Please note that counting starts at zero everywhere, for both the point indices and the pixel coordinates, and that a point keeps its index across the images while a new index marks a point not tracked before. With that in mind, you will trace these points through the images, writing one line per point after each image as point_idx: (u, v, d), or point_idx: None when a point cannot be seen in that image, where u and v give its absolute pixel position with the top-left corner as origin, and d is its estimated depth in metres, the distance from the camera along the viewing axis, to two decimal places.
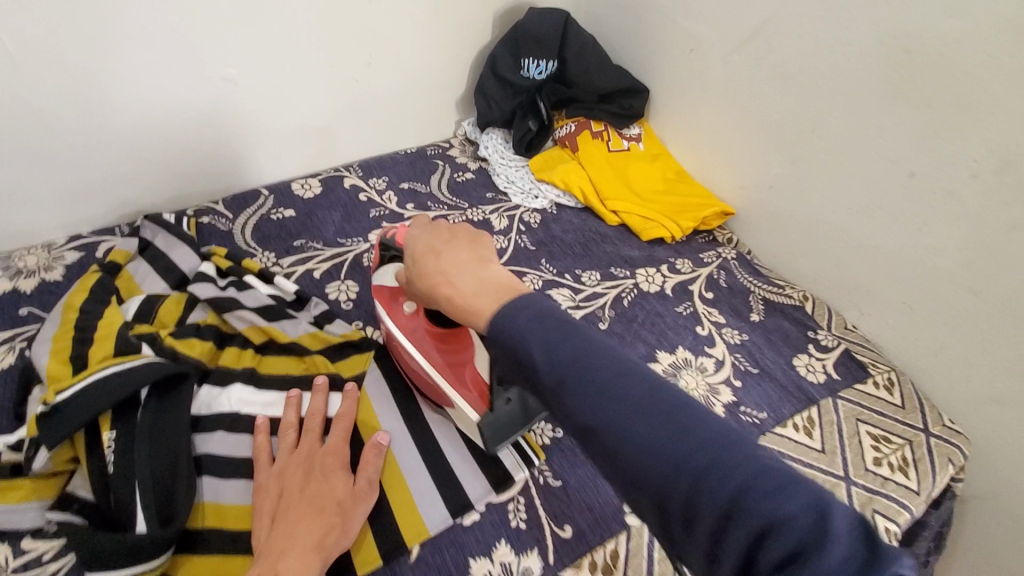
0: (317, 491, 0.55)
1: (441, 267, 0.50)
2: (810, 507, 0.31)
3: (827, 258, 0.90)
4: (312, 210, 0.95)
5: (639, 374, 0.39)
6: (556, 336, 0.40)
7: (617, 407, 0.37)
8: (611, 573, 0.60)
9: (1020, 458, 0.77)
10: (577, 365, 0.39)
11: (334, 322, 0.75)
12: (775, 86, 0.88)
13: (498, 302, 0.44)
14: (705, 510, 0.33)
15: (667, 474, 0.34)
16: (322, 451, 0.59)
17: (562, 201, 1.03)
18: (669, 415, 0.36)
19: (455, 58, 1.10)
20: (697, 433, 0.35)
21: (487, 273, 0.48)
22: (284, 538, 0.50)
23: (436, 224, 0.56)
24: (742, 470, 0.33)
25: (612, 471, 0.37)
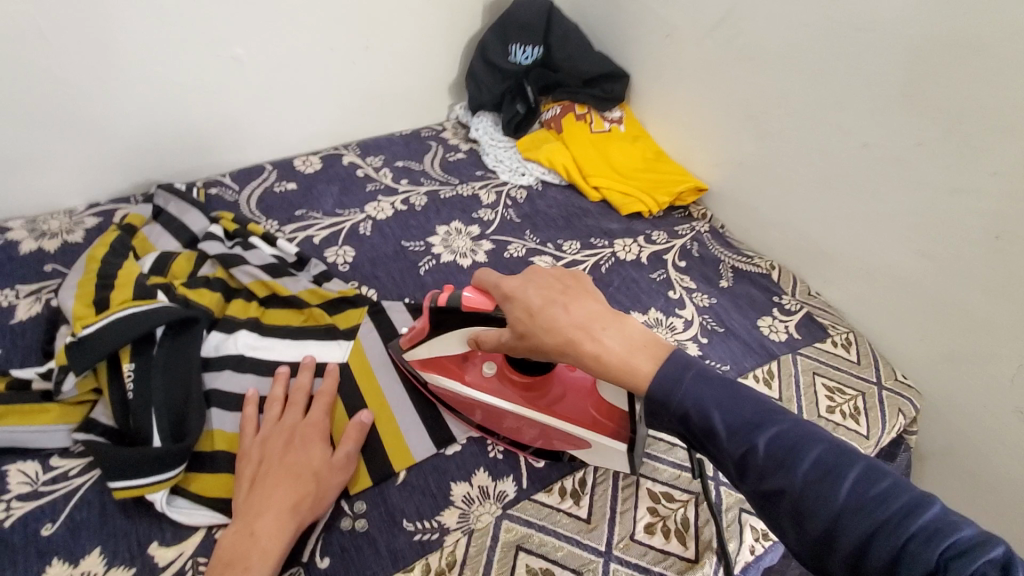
0: (295, 461, 0.58)
1: (576, 320, 0.54)
2: (995, 561, 0.36)
3: (792, 228, 0.97)
4: (312, 184, 1.02)
5: (825, 444, 0.44)
6: (738, 408, 0.48)
7: (802, 473, 0.43)
8: (580, 497, 0.65)
9: (967, 408, 0.83)
10: (759, 432, 0.46)
11: (332, 281, 0.82)
12: (743, 67, 0.95)
13: (657, 360, 0.51)
14: (905, 569, 0.37)
15: (857, 532, 0.40)
16: (304, 426, 0.62)
17: (547, 178, 1.10)
18: (853, 479, 0.42)
19: (448, 45, 1.17)
20: (880, 497, 0.40)
21: (626, 328, 0.53)
22: (261, 502, 0.55)
23: (539, 279, 0.59)
24: (929, 528, 0.38)
25: (799, 530, 0.43)
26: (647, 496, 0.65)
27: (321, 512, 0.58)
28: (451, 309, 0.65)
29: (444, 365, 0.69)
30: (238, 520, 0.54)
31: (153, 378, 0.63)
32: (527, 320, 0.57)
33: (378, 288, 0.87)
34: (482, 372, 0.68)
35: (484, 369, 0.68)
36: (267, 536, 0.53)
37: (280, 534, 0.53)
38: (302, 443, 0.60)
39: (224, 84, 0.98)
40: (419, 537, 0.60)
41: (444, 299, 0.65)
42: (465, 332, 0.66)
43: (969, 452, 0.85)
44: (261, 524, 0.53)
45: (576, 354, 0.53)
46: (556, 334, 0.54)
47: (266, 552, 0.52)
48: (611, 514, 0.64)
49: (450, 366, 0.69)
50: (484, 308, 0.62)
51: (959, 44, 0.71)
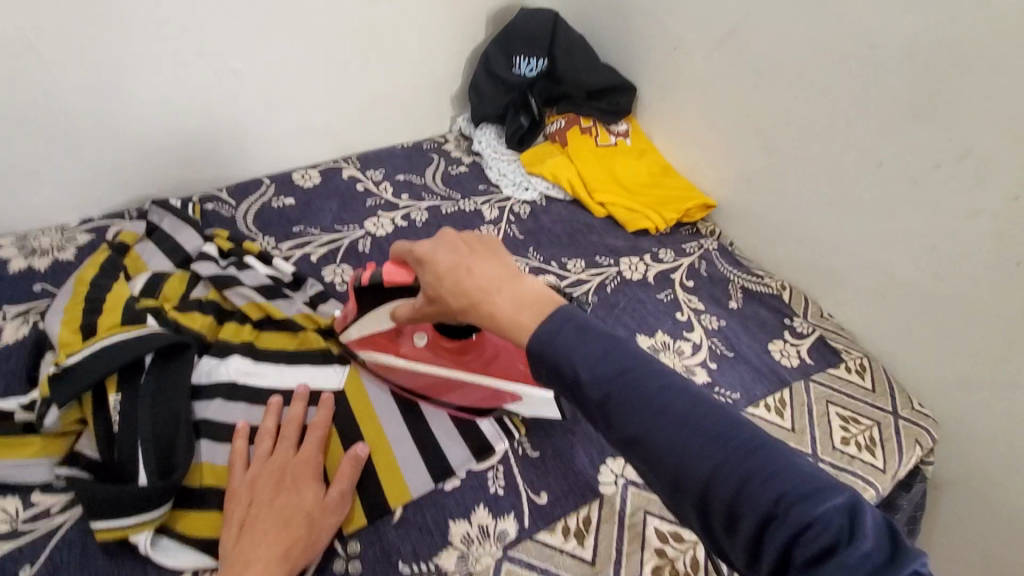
0: (286, 502, 0.55)
1: (476, 282, 0.52)
2: (835, 508, 0.36)
3: (804, 248, 0.94)
4: (311, 199, 1.00)
5: (684, 391, 0.43)
6: (603, 354, 0.44)
7: (661, 421, 0.41)
8: (584, 538, 0.62)
9: (988, 439, 0.79)
10: (620, 376, 0.43)
11: (328, 303, 0.79)
12: (753, 81, 0.92)
13: (539, 317, 0.47)
14: (746, 514, 0.37)
15: (707, 478, 0.39)
16: (296, 461, 0.59)
17: (551, 193, 1.07)
18: (709, 427, 0.40)
19: (450, 56, 1.14)
20: (732, 442, 0.40)
21: (521, 288, 0.51)
22: (250, 549, 0.51)
23: (449, 239, 0.58)
24: (774, 473, 0.38)
25: (653, 473, 0.42)
26: (655, 536, 0.62)
27: (313, 556, 0.55)
28: (372, 287, 0.66)
29: (377, 342, 0.71)
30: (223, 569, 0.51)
31: (140, 409, 0.61)
32: (435, 284, 0.56)
33: None
34: (416, 343, 0.70)
35: (416, 340, 0.70)
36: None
37: None
38: (294, 481, 0.57)
39: (220, 96, 0.96)
40: None
41: (365, 279, 0.66)
42: (386, 307, 0.67)
43: (989, 484, 0.81)
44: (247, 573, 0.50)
45: (476, 316, 0.52)
46: (459, 296, 0.53)
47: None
48: (616, 556, 0.61)
49: (384, 341, 0.71)
50: (405, 282, 0.64)
51: (981, 62, 0.68)
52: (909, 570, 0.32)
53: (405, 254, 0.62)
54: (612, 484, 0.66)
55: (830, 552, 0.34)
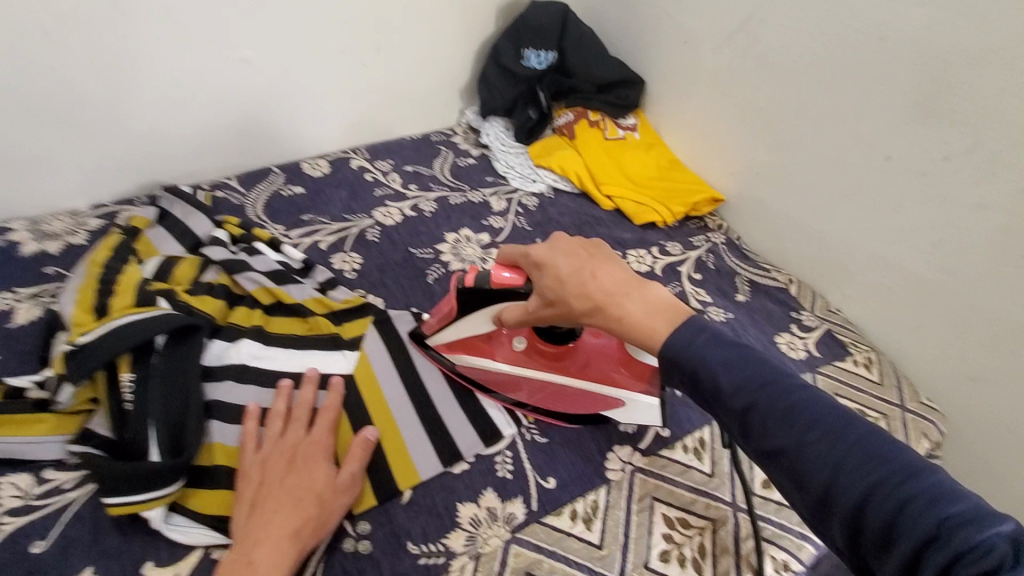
0: (297, 483, 0.56)
1: (603, 287, 0.53)
2: (1005, 535, 0.33)
3: (811, 242, 0.94)
4: (320, 188, 1.00)
5: (830, 406, 0.42)
6: (743, 365, 0.45)
7: (805, 433, 0.40)
8: (591, 522, 0.62)
9: (996, 432, 0.79)
10: (760, 388, 0.43)
11: (338, 289, 0.79)
12: (762, 75, 0.93)
13: (672, 325, 0.49)
14: (902, 534, 0.35)
15: (856, 492, 0.37)
16: (308, 443, 0.60)
17: (559, 186, 1.08)
18: (860, 443, 0.39)
19: (460, 48, 1.15)
20: (886, 459, 0.38)
21: (650, 295, 0.52)
22: (261, 528, 0.52)
23: (565, 244, 0.58)
24: (935, 495, 0.35)
25: (795, 486, 0.41)
26: (663, 521, 0.63)
27: (325, 536, 0.56)
28: (478, 291, 0.64)
29: (472, 347, 0.71)
30: (236, 547, 0.52)
31: (151, 388, 0.61)
32: (553, 287, 0.56)
33: (385, 296, 0.84)
34: (512, 348, 0.71)
35: (514, 345, 0.71)
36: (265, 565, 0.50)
37: (281, 563, 0.51)
38: (305, 462, 0.58)
39: (231, 85, 0.96)
40: (424, 561, 0.57)
41: (470, 281, 0.65)
42: (491, 310, 0.66)
43: (995, 479, 0.81)
44: (259, 552, 0.51)
45: (602, 320, 0.53)
46: (582, 300, 0.54)
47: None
48: (624, 539, 0.61)
49: (480, 346, 0.71)
50: (515, 284, 0.62)
51: (990, 54, 0.69)
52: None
53: (518, 257, 0.61)
54: (620, 470, 0.66)
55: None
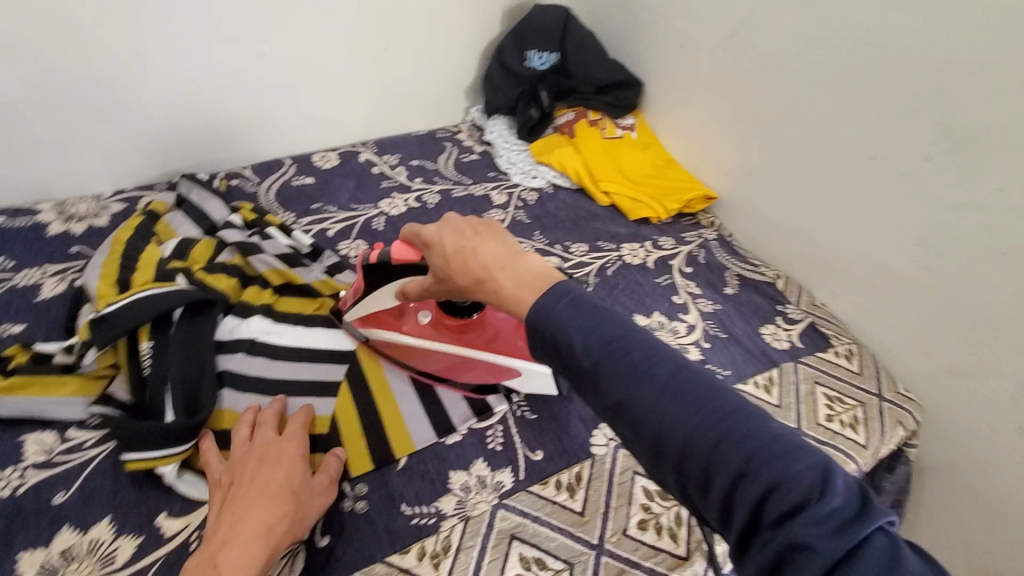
0: (268, 479, 0.55)
1: (484, 260, 0.53)
2: (814, 469, 0.36)
3: (798, 239, 0.98)
4: (329, 179, 1.06)
5: (670, 356, 0.43)
6: (592, 322, 0.45)
7: (642, 382, 0.42)
8: (575, 492, 0.66)
9: (971, 424, 0.82)
10: (612, 348, 0.43)
11: (344, 273, 0.85)
12: (753, 77, 0.97)
13: (538, 294, 0.48)
14: (718, 476, 0.37)
15: (684, 441, 0.39)
16: (280, 445, 0.59)
17: (558, 182, 1.12)
18: (697, 392, 0.40)
19: (467, 48, 1.20)
20: (714, 405, 0.40)
21: (526, 267, 0.51)
22: (226, 529, 0.51)
23: (456, 222, 0.58)
24: (747, 435, 0.38)
25: (636, 438, 0.42)
26: (642, 493, 0.66)
27: (298, 535, 0.54)
28: (381, 267, 0.68)
29: (380, 319, 0.75)
30: (203, 550, 0.50)
31: (169, 356, 0.66)
32: (442, 261, 0.57)
33: None
34: (418, 321, 0.76)
35: (419, 318, 0.76)
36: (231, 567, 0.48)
37: (246, 565, 0.49)
38: (274, 461, 0.57)
39: (247, 80, 1.02)
40: (417, 521, 0.61)
41: (373, 259, 0.68)
42: (394, 286, 0.69)
43: (973, 470, 0.84)
44: (224, 553, 0.49)
45: (481, 292, 0.53)
46: (466, 274, 0.54)
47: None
48: (604, 508, 0.65)
49: (387, 319, 0.75)
50: (410, 259, 0.65)
51: (968, 58, 0.72)
52: (874, 525, 0.33)
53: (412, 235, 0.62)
54: (604, 446, 0.70)
55: (798, 510, 0.34)
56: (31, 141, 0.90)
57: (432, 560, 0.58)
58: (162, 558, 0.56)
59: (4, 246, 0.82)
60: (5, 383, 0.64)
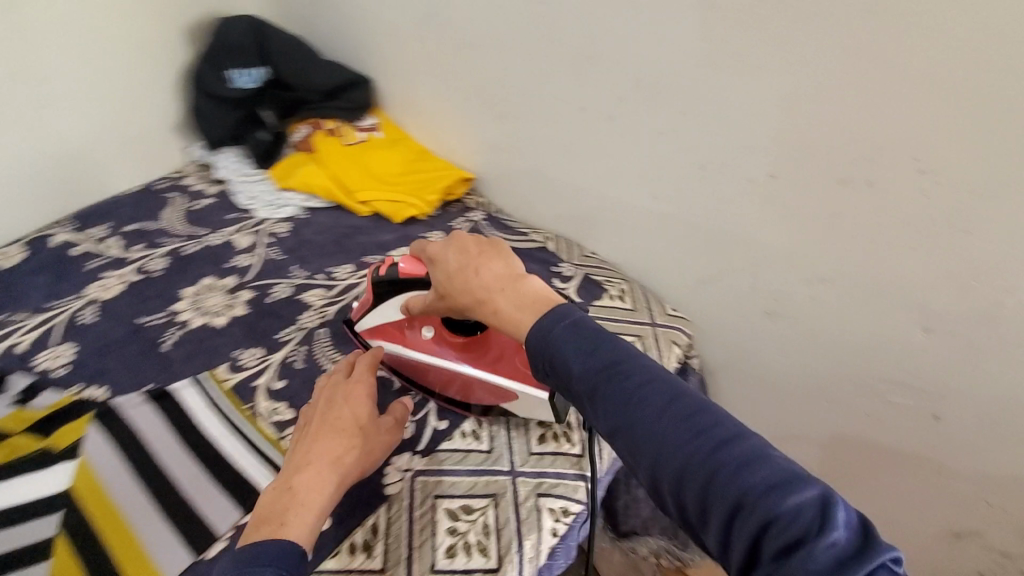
0: (339, 414, 0.59)
1: (485, 281, 0.55)
2: (812, 502, 0.36)
3: (554, 197, 0.99)
4: (13, 280, 0.85)
5: (665, 378, 0.44)
6: (590, 345, 0.46)
7: (640, 407, 0.42)
8: (373, 547, 0.60)
9: (729, 325, 0.90)
10: (611, 371, 0.44)
11: (43, 395, 0.71)
12: (462, 52, 0.95)
13: (538, 315, 0.50)
14: (714, 507, 0.38)
15: (680, 471, 0.39)
16: (350, 385, 0.62)
17: (311, 204, 1.02)
18: (689, 419, 0.41)
19: (156, 81, 1.03)
20: (710, 433, 0.40)
21: (525, 287, 0.53)
22: (305, 455, 0.55)
23: (461, 240, 0.60)
24: (744, 465, 0.38)
25: (635, 464, 0.43)
26: (446, 516, 0.63)
27: (363, 466, 0.59)
28: (388, 279, 0.70)
29: (390, 332, 0.74)
30: (280, 475, 0.54)
31: None
32: (445, 282, 0.60)
33: (110, 384, 0.73)
34: (424, 337, 0.72)
35: (424, 333, 0.72)
36: (307, 497, 0.52)
37: (323, 489, 0.53)
38: (347, 397, 0.61)
39: None
40: None
41: (383, 270, 0.70)
42: (402, 299, 0.70)
43: (745, 363, 0.91)
44: (301, 479, 0.53)
45: (480, 312, 0.56)
46: (467, 295, 0.57)
47: (307, 506, 0.51)
48: (406, 551, 0.60)
49: (396, 333, 0.73)
50: (417, 274, 0.67)
51: None
52: (874, 562, 0.32)
53: (421, 252, 0.65)
54: (398, 482, 0.65)
55: (798, 545, 0.34)
56: None
57: None
58: None
59: None
60: None
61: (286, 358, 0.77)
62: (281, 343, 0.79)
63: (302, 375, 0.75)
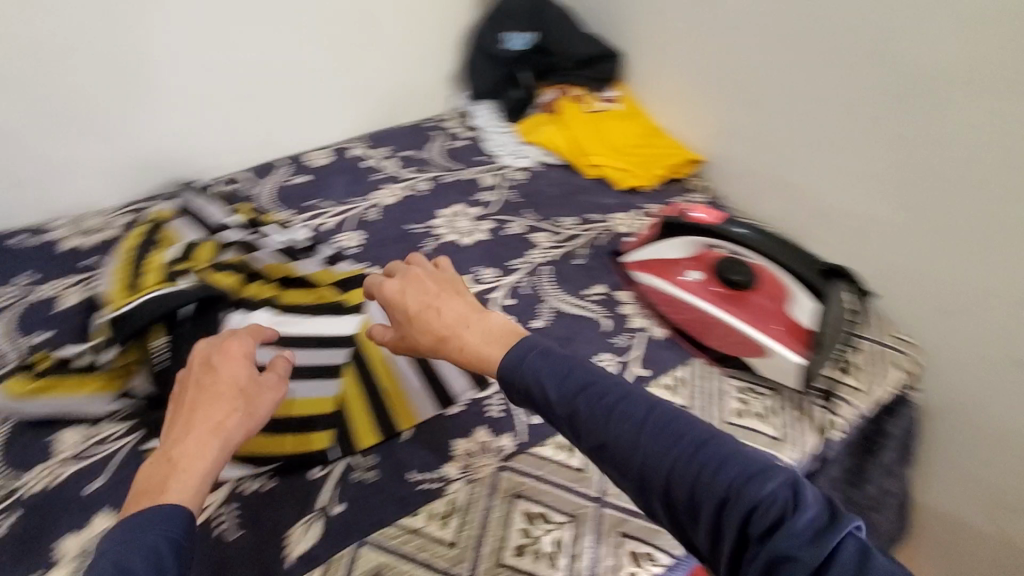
0: (212, 380, 0.54)
1: (448, 318, 0.58)
2: (784, 485, 0.41)
3: (788, 194, 0.98)
4: (323, 176, 1.09)
5: (641, 393, 0.48)
6: (562, 369, 0.49)
7: (620, 423, 0.46)
8: (574, 451, 0.69)
9: (963, 364, 0.82)
10: (582, 395, 0.48)
11: (341, 264, 0.89)
12: (728, 35, 0.98)
13: (507, 347, 0.53)
14: (705, 502, 0.42)
15: (666, 477, 0.43)
16: (224, 348, 0.57)
17: (547, 159, 1.14)
18: (667, 425, 0.45)
19: (446, 35, 1.21)
20: (691, 436, 0.45)
21: (489, 322, 0.56)
22: (179, 425, 0.51)
23: (418, 278, 0.63)
24: (723, 463, 0.43)
25: (620, 476, 0.46)
26: None
27: (253, 427, 0.54)
28: (678, 221, 0.84)
29: (655, 268, 0.85)
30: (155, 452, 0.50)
31: (184, 349, 0.69)
32: (404, 321, 0.60)
33: (386, 267, 0.91)
34: (688, 280, 0.82)
35: (689, 276, 0.83)
36: (187, 462, 0.48)
37: (203, 454, 0.49)
38: (220, 360, 0.55)
39: (235, 83, 1.03)
40: (424, 485, 0.64)
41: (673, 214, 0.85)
42: (685, 241, 0.84)
43: (970, 409, 0.83)
44: (177, 449, 0.49)
45: (444, 350, 0.57)
46: (428, 334, 0.58)
47: (187, 473, 0.48)
48: None
49: (662, 270, 0.84)
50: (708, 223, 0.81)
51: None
52: (843, 529, 0.38)
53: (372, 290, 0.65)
54: None
55: (778, 524, 0.39)
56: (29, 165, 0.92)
57: (440, 520, 0.61)
58: None
59: (25, 263, 0.86)
60: (31, 388, 0.67)
61: (516, 283, 0.89)
62: (512, 271, 0.92)
63: (527, 299, 0.87)
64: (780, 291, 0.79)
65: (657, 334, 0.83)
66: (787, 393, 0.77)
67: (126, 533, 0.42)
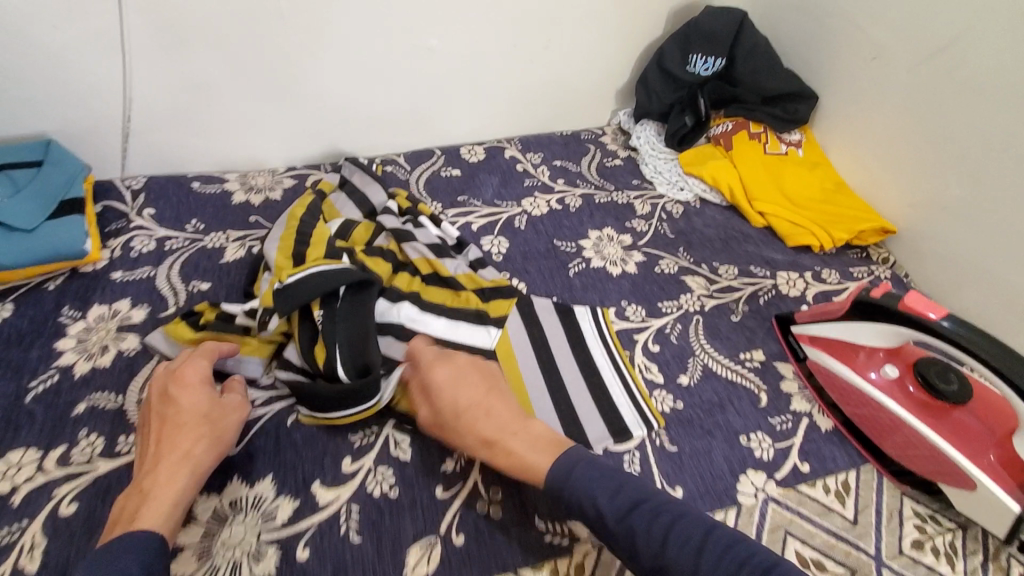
0: (175, 412, 0.58)
1: (500, 421, 0.60)
2: None
3: (1007, 296, 0.83)
4: (475, 172, 1.07)
5: (699, 516, 0.51)
6: (613, 485, 0.54)
7: (678, 542, 0.49)
8: None
9: None
10: (636, 512, 0.51)
11: (486, 269, 0.85)
12: (972, 100, 0.84)
13: (553, 460, 0.57)
14: None
15: None
16: (181, 379, 0.61)
17: (707, 196, 1.05)
18: (728, 549, 0.48)
19: (625, 48, 1.15)
20: (755, 560, 0.47)
21: (534, 431, 0.60)
22: (152, 456, 0.56)
23: (472, 370, 0.65)
24: None
25: None
26: (795, 558, 0.60)
27: (221, 451, 0.58)
28: (882, 303, 0.68)
29: (841, 350, 0.73)
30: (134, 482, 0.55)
31: (338, 328, 0.67)
32: (451, 418, 0.61)
33: (528, 282, 0.87)
34: (881, 375, 0.71)
35: (884, 371, 0.71)
36: (158, 489, 0.53)
37: (175, 480, 0.54)
38: (178, 391, 0.60)
39: (415, 67, 1.02)
40: (550, 539, 0.59)
41: (877, 293, 0.69)
42: (887, 329, 0.68)
43: None
44: (149, 478, 0.54)
45: (487, 453, 0.59)
46: (474, 434, 0.60)
47: (158, 499, 0.52)
48: None
49: (849, 354, 0.73)
50: (926, 317, 0.64)
51: None
52: None
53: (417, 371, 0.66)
54: (751, 496, 0.65)
55: None
56: (213, 117, 0.95)
57: None
58: (316, 526, 0.58)
59: (197, 210, 0.90)
60: (194, 338, 0.69)
61: (664, 328, 0.82)
62: (661, 313, 0.84)
63: (676, 350, 0.79)
64: (1000, 416, 0.64)
65: (820, 424, 0.73)
66: (976, 531, 0.64)
67: (102, 555, 0.47)
